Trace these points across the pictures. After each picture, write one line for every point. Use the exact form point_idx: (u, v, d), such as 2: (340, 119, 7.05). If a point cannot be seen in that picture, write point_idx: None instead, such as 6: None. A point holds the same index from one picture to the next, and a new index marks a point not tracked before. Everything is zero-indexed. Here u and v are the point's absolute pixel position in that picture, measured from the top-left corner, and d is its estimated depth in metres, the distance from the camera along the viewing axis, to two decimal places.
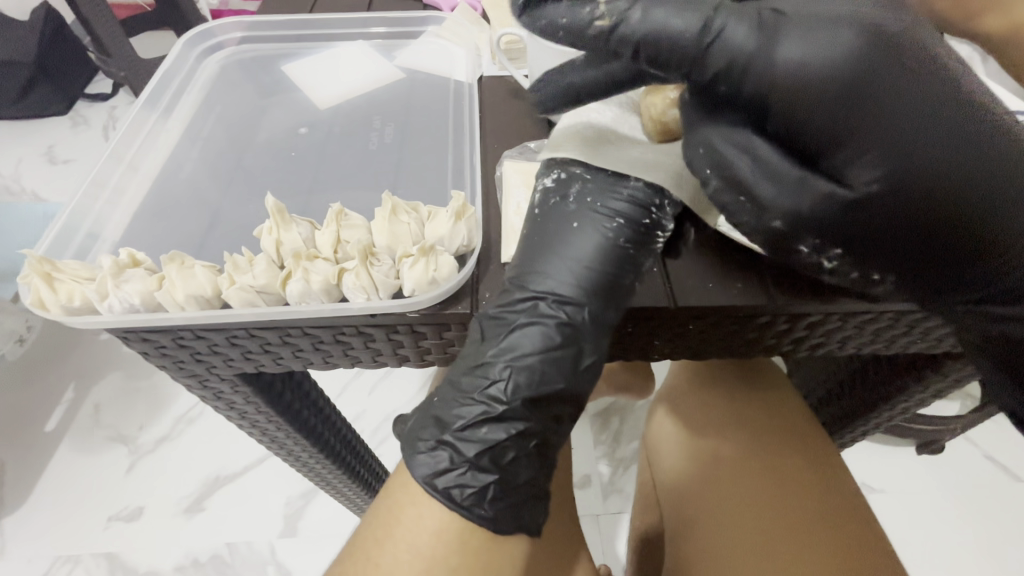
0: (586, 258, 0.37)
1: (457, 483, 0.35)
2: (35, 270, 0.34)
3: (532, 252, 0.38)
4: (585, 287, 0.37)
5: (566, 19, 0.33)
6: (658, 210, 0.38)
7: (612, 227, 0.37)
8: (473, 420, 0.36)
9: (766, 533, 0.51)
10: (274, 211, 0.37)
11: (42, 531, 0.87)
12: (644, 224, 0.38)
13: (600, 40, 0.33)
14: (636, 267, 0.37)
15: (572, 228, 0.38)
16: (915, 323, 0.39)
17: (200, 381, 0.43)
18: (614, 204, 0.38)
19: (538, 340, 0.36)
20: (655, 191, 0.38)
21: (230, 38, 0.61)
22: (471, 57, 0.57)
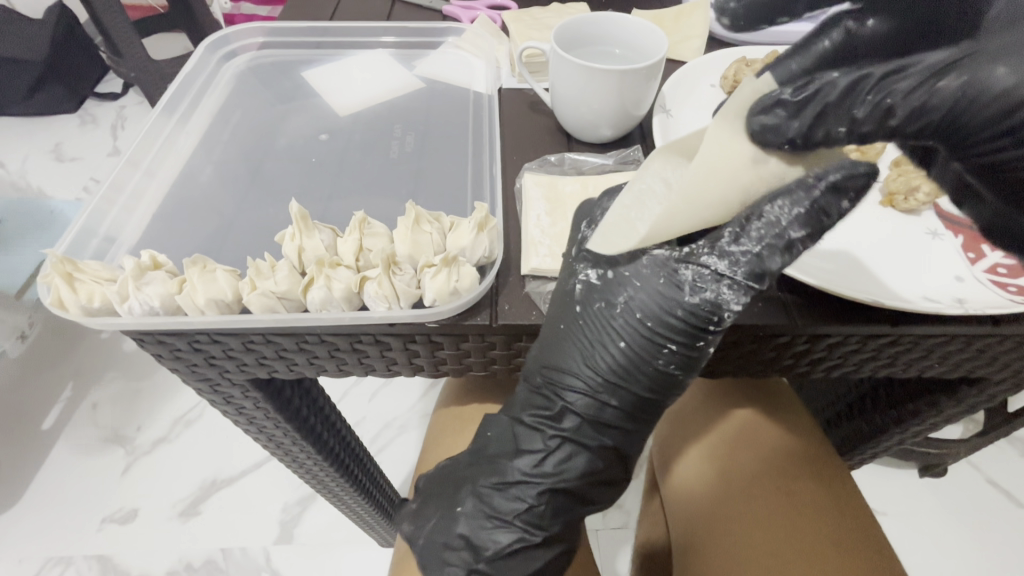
0: (627, 380, 0.36)
1: None
2: (57, 270, 0.33)
3: (577, 368, 0.36)
4: (624, 407, 0.37)
5: (768, 241, 0.32)
6: (712, 339, 0.33)
7: (660, 354, 0.34)
8: (510, 545, 0.38)
9: (780, 560, 0.50)
10: (297, 217, 0.37)
11: (34, 530, 0.86)
12: (694, 350, 0.34)
13: (776, 236, 0.31)
14: (677, 388, 0.36)
15: (618, 347, 0.35)
16: (934, 347, 0.39)
17: (212, 386, 0.42)
18: (660, 326, 0.34)
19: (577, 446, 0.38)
20: (713, 320, 0.33)
21: (246, 43, 0.62)
22: (491, 69, 0.58)
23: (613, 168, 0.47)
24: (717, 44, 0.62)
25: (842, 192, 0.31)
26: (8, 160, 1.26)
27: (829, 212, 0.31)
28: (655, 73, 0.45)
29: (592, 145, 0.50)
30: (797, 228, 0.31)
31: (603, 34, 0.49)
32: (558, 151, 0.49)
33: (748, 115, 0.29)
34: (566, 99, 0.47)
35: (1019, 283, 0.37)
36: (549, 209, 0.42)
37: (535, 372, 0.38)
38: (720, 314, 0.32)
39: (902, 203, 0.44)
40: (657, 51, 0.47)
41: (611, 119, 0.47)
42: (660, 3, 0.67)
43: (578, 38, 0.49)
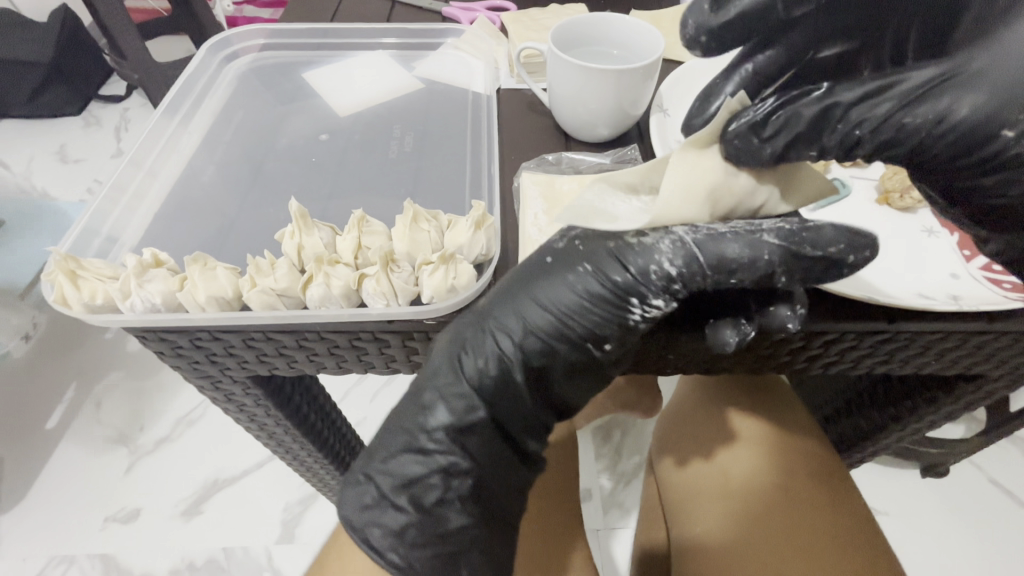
0: (546, 314, 0.34)
1: (375, 524, 0.35)
2: (60, 268, 0.34)
3: (509, 294, 0.36)
4: (532, 348, 0.35)
5: (731, 226, 0.31)
6: (638, 275, 0.32)
7: (586, 284, 0.34)
8: (400, 448, 0.36)
9: (779, 554, 0.50)
10: (297, 215, 0.37)
11: (38, 530, 0.86)
12: (616, 286, 0.33)
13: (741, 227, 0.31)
14: (589, 336, 0.34)
15: (553, 274, 0.35)
16: (931, 343, 0.39)
17: (213, 383, 0.43)
18: (601, 256, 0.34)
19: (476, 379, 0.35)
20: (646, 253, 0.32)
21: (249, 45, 0.62)
22: (489, 70, 0.59)
23: (610, 166, 0.48)
24: None
25: (830, 240, 0.31)
26: (13, 162, 1.27)
27: (814, 248, 0.31)
28: (652, 73, 0.45)
29: (590, 144, 0.51)
30: (772, 237, 0.31)
31: (600, 34, 0.49)
32: (556, 150, 0.49)
33: (723, 137, 0.30)
34: (564, 99, 0.47)
35: (1013, 280, 0.37)
36: (546, 208, 0.43)
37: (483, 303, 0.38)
38: (648, 261, 0.32)
39: (898, 200, 0.45)
40: (654, 51, 0.47)
41: (609, 119, 0.47)
42: (658, 3, 0.67)
43: (576, 39, 0.49)
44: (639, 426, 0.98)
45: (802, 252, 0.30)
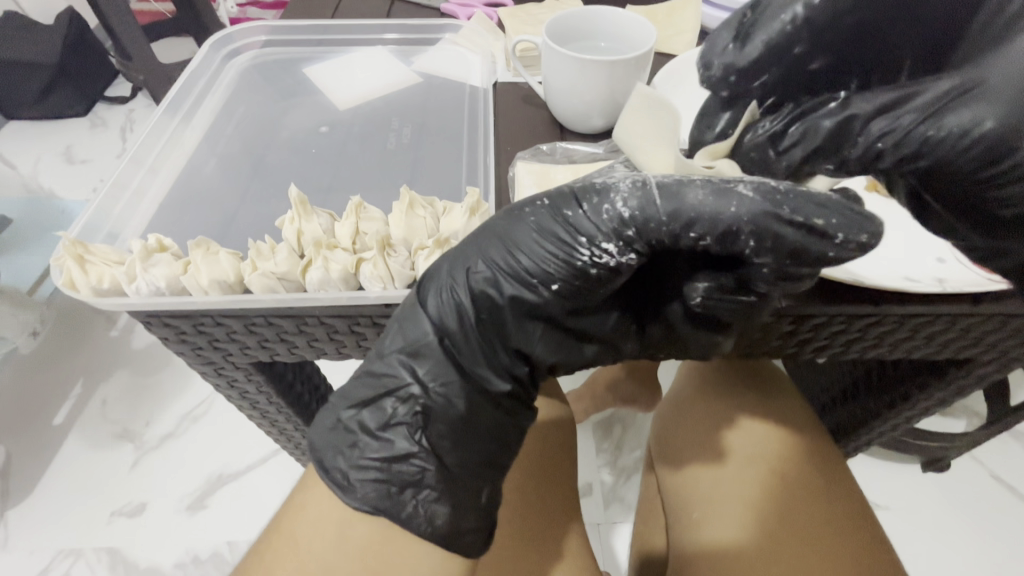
0: (502, 252, 0.35)
1: (332, 446, 0.37)
2: (69, 252, 0.35)
3: (478, 235, 0.36)
4: (484, 287, 0.35)
5: (706, 184, 0.31)
6: (593, 212, 0.33)
7: (542, 222, 0.34)
8: (363, 381, 0.37)
9: (770, 543, 0.51)
10: (297, 202, 0.39)
11: (46, 525, 0.88)
12: (569, 224, 0.34)
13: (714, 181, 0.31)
14: (537, 277, 0.34)
15: (517, 213, 0.36)
16: (920, 327, 0.40)
17: (216, 369, 0.44)
18: (565, 196, 0.35)
19: (431, 316, 0.36)
20: (602, 192, 0.33)
21: (250, 42, 0.64)
22: (486, 64, 0.60)
23: (603, 156, 0.49)
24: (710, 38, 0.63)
25: (820, 213, 0.29)
26: (21, 163, 1.29)
27: (796, 213, 0.29)
28: (644, 64, 0.46)
29: (585, 136, 0.51)
30: (749, 190, 0.30)
31: (592, 28, 0.50)
32: (551, 141, 0.50)
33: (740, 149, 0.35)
34: (558, 91, 0.48)
35: None
36: None
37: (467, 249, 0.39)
38: (604, 200, 0.33)
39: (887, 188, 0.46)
40: (646, 43, 0.48)
41: (602, 109, 0.48)
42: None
43: (570, 32, 0.50)
44: (638, 420, 0.98)
45: (781, 214, 0.29)
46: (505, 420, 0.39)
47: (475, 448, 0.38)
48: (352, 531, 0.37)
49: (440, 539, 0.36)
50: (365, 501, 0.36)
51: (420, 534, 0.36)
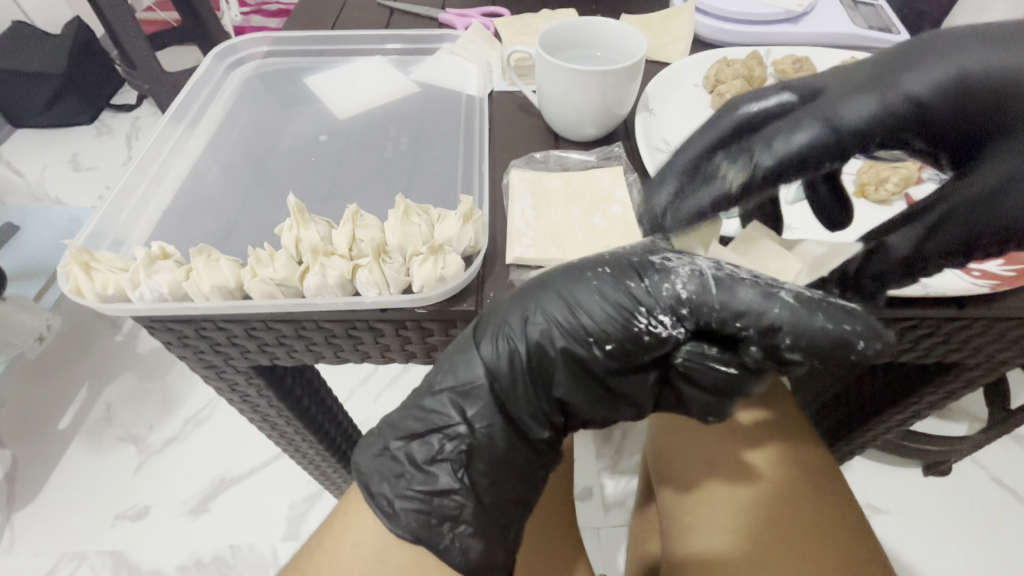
0: (563, 307, 0.37)
1: (376, 472, 0.39)
2: (74, 259, 0.36)
3: (535, 287, 0.38)
4: (541, 337, 0.37)
5: (750, 279, 0.34)
6: (653, 286, 0.36)
7: (603, 288, 0.36)
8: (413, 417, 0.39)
9: (759, 544, 0.52)
10: (295, 209, 0.40)
11: (51, 528, 0.89)
12: (631, 293, 0.36)
13: (759, 283, 0.33)
14: (593, 334, 0.36)
15: (577, 271, 0.38)
16: (903, 330, 0.41)
17: (217, 372, 0.45)
18: (627, 264, 0.37)
19: (484, 360, 0.37)
20: (664, 270, 0.36)
21: (253, 53, 0.65)
22: (483, 72, 0.61)
23: (595, 163, 0.50)
24: (703, 46, 0.64)
25: (849, 315, 0.32)
26: (28, 170, 1.31)
27: (829, 319, 0.32)
28: (636, 73, 0.47)
29: (579, 144, 0.53)
30: (790, 296, 0.32)
31: (585, 38, 0.51)
32: (545, 148, 0.52)
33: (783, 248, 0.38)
34: (552, 100, 0.49)
35: (984, 268, 0.39)
36: (533, 203, 0.45)
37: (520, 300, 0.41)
38: (664, 277, 0.36)
39: (873, 193, 0.47)
40: (637, 53, 0.49)
41: (595, 117, 0.49)
42: (648, 8, 0.69)
43: (564, 42, 0.51)
44: (637, 425, 0.99)
45: (816, 321, 0.32)
46: (536, 463, 0.40)
47: (510, 486, 0.39)
48: (390, 554, 0.37)
49: (470, 571, 0.37)
50: (407, 530, 0.37)
51: (454, 566, 0.37)
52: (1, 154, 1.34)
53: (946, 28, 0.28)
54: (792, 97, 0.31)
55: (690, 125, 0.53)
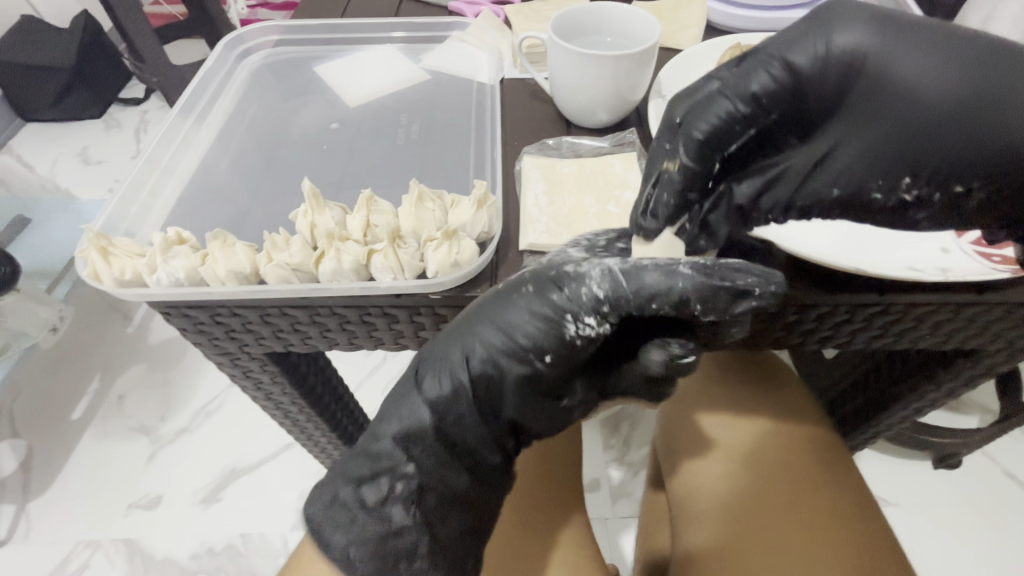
0: (492, 328, 0.36)
1: (327, 522, 0.38)
2: (93, 244, 0.37)
3: (464, 312, 0.38)
4: (481, 360, 0.37)
5: (660, 270, 0.33)
6: (572, 296, 0.35)
7: (524, 306, 0.36)
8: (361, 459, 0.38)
9: (780, 532, 0.51)
10: (309, 195, 0.40)
11: (65, 516, 0.90)
12: (554, 305, 0.35)
13: (670, 266, 0.33)
14: (532, 347, 0.36)
15: (498, 290, 0.37)
16: (923, 316, 0.40)
17: (232, 360, 0.45)
18: (542, 278, 0.36)
19: (430, 394, 0.38)
20: (577, 278, 0.35)
21: (261, 42, 0.65)
22: (494, 60, 0.61)
23: (608, 150, 0.49)
24: (716, 33, 0.64)
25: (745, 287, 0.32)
26: (39, 164, 1.32)
27: (727, 281, 0.32)
28: (650, 58, 0.47)
29: (590, 130, 0.52)
30: (688, 270, 0.33)
31: (599, 23, 0.51)
32: (557, 135, 0.51)
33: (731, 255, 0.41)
34: (564, 85, 0.49)
35: (1002, 254, 0.40)
36: (546, 189, 0.45)
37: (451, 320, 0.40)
38: (580, 284, 0.35)
39: None
40: (651, 37, 0.49)
41: (608, 104, 0.49)
42: None
43: (577, 27, 0.51)
44: (646, 416, 0.99)
45: (718, 287, 0.32)
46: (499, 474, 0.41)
47: (461, 518, 0.40)
48: None
49: None
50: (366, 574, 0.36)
51: None
52: (13, 148, 1.35)
53: (837, 14, 0.33)
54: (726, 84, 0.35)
55: None
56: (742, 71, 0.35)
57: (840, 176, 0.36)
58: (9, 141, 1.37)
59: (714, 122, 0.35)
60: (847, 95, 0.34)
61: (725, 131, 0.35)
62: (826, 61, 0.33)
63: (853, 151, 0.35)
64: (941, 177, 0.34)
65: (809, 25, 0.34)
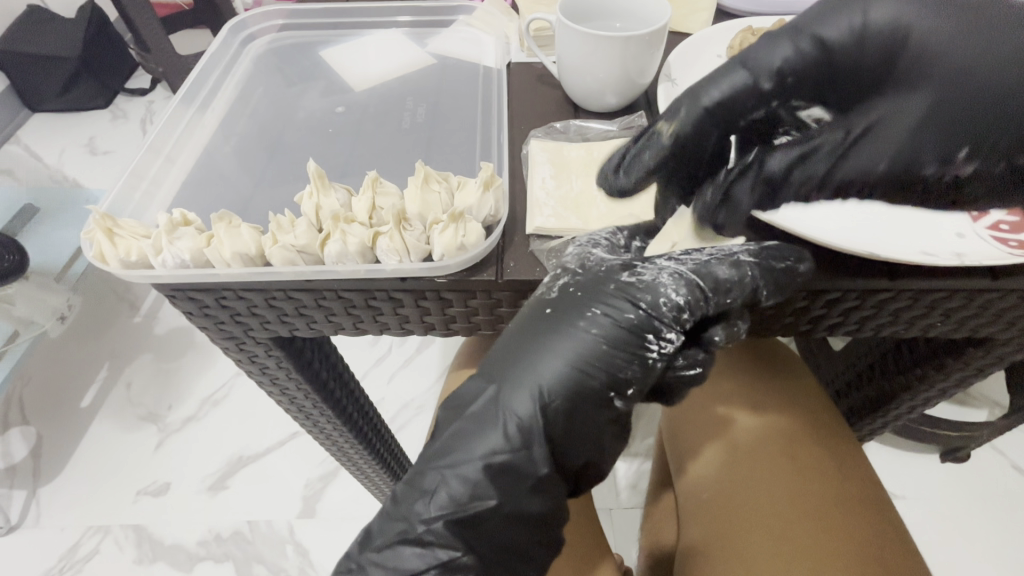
0: (564, 355, 0.35)
1: None
2: (99, 226, 0.37)
3: (520, 344, 0.36)
4: (559, 393, 0.35)
5: (726, 273, 0.36)
6: (648, 307, 0.35)
7: (591, 328, 0.35)
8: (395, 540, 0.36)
9: (791, 532, 0.50)
10: (315, 176, 0.40)
11: (75, 502, 0.91)
12: (633, 324, 0.35)
13: (725, 259, 0.37)
14: (613, 369, 0.35)
15: (546, 313, 0.36)
16: (936, 303, 0.40)
17: (237, 344, 0.45)
18: (602, 299, 0.36)
19: (507, 430, 0.35)
20: (643, 289, 0.36)
21: (264, 27, 0.64)
22: (500, 45, 0.60)
23: (616, 133, 0.49)
24: (726, 17, 0.63)
25: (783, 257, 0.36)
26: (46, 154, 1.33)
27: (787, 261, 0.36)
28: (660, 39, 0.46)
29: (598, 114, 0.52)
30: (750, 257, 0.36)
31: (608, 6, 0.50)
32: (565, 118, 0.51)
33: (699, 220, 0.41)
34: (573, 68, 0.48)
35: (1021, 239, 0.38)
36: (553, 173, 0.44)
37: (487, 357, 0.38)
38: (656, 295, 0.35)
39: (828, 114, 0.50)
40: (662, 19, 0.48)
41: (617, 87, 0.48)
42: None
43: (584, 9, 0.50)
44: (652, 407, 0.98)
45: (776, 268, 0.36)
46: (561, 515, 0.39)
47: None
48: None
49: None
50: None
51: None
52: (20, 138, 1.36)
53: None
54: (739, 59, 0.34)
55: None
56: (758, 47, 0.33)
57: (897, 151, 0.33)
58: (16, 131, 1.38)
59: (725, 92, 0.34)
60: (896, 56, 0.32)
61: (735, 100, 0.34)
62: (859, 32, 0.31)
63: (900, 122, 0.33)
64: (999, 151, 0.31)
65: None
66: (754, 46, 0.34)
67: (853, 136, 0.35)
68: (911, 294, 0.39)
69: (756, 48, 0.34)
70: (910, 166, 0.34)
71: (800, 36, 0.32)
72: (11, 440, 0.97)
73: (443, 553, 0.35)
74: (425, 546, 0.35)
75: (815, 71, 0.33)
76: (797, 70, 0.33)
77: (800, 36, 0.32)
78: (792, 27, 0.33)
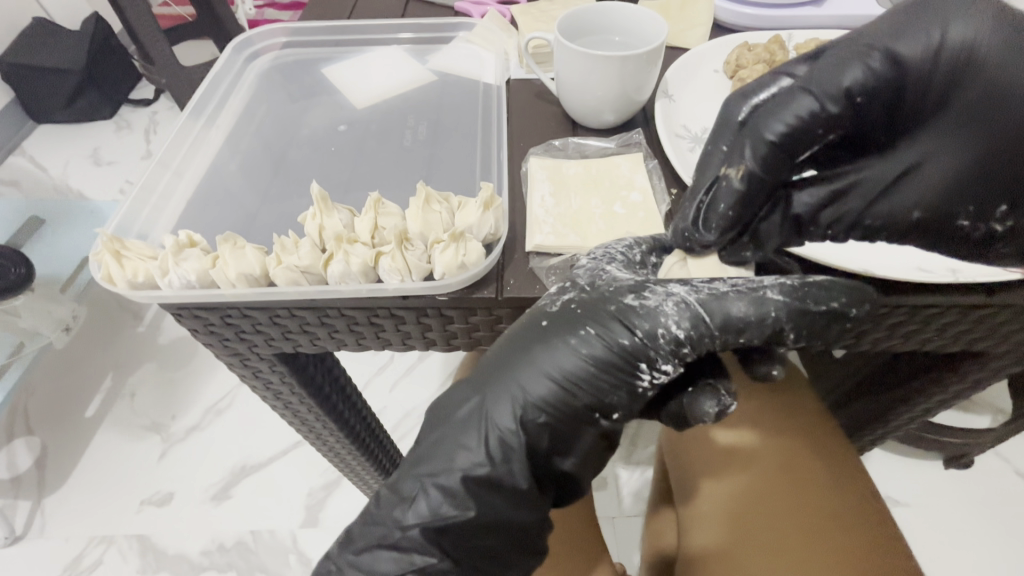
0: (554, 374, 0.36)
1: None
2: (107, 248, 0.38)
3: (511, 357, 0.37)
4: (546, 410, 0.36)
5: (744, 311, 0.35)
6: (643, 333, 0.35)
7: (583, 348, 0.36)
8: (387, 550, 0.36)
9: (780, 537, 0.51)
10: (319, 197, 0.40)
11: (80, 512, 0.91)
12: (626, 349, 0.35)
13: (745, 291, 0.35)
14: (600, 394, 0.36)
15: (541, 327, 0.37)
16: (931, 318, 0.40)
17: (241, 360, 0.45)
18: (597, 320, 0.36)
19: (492, 441, 0.36)
20: (642, 314, 0.36)
21: (269, 44, 0.65)
22: (500, 60, 0.61)
23: (614, 150, 0.50)
24: (723, 31, 0.63)
25: (803, 292, 0.35)
26: (52, 165, 1.34)
27: (816, 302, 0.35)
28: (657, 57, 0.46)
29: (597, 130, 0.52)
30: (776, 294, 0.35)
31: (607, 24, 0.51)
32: (563, 135, 0.51)
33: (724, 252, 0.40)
34: (570, 86, 0.49)
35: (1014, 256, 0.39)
36: (552, 190, 0.45)
37: (479, 364, 0.38)
38: (654, 322, 0.35)
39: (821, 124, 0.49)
40: (658, 38, 0.49)
41: (614, 104, 0.49)
42: None
43: (583, 27, 0.51)
44: None
45: (808, 308, 0.35)
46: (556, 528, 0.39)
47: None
48: None
49: None
50: None
51: None
52: (26, 150, 1.37)
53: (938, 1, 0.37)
54: (813, 81, 0.38)
55: (710, 112, 0.53)
56: (828, 68, 0.38)
57: (940, 186, 0.40)
58: (22, 142, 1.39)
59: (792, 122, 0.38)
60: (950, 88, 0.37)
61: (797, 130, 0.38)
62: (929, 53, 0.36)
63: (940, 163, 0.39)
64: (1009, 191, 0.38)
65: (910, 22, 0.37)
66: (824, 65, 0.38)
67: (902, 169, 0.40)
68: (906, 309, 0.39)
69: (830, 66, 0.38)
70: (943, 206, 0.40)
71: (877, 57, 0.37)
72: (16, 450, 0.98)
73: (418, 550, 0.35)
74: (401, 549, 0.36)
75: (889, 89, 0.37)
76: (868, 89, 0.37)
77: (877, 60, 0.37)
78: (873, 46, 0.37)
